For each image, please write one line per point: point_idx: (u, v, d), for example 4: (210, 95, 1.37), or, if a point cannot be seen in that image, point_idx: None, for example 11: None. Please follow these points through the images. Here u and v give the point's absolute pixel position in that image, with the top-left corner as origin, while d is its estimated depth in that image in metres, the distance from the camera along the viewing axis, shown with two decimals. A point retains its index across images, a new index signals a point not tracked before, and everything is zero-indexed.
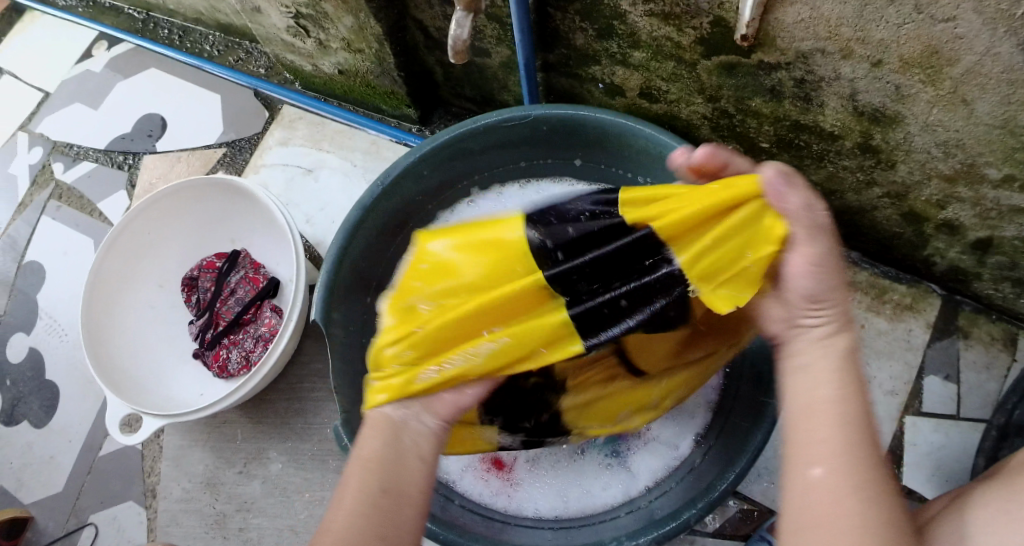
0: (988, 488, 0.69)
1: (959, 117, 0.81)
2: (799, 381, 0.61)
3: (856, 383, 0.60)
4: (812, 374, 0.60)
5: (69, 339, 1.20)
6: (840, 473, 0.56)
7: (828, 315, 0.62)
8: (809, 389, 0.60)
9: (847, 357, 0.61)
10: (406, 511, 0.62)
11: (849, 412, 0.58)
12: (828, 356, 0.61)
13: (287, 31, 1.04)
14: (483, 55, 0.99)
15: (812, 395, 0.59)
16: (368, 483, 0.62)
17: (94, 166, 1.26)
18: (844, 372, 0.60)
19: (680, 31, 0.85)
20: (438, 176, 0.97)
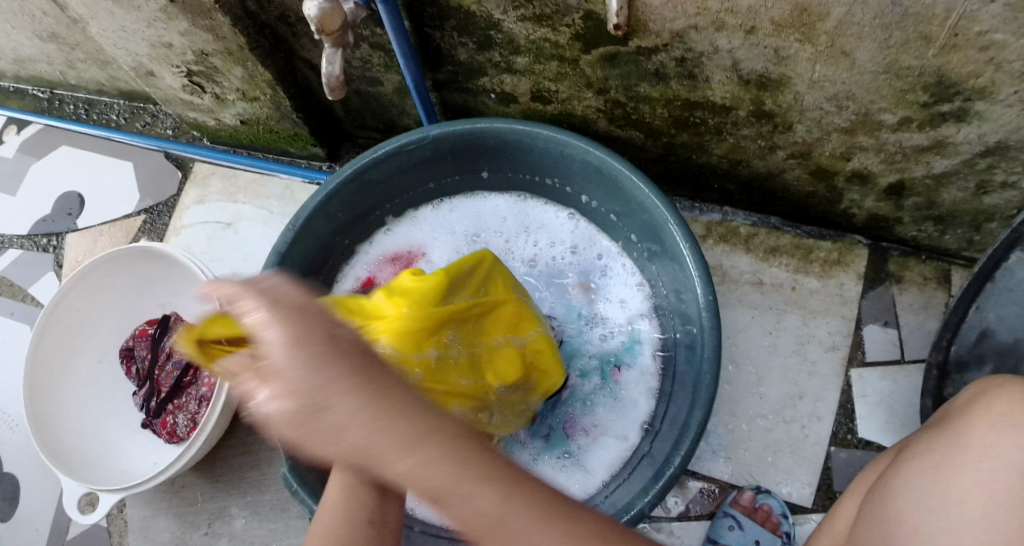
0: (930, 438, 0.70)
1: (843, 69, 0.83)
2: (450, 507, 0.54)
3: (445, 471, 0.53)
4: (455, 498, 0.53)
5: (20, 429, 1.19)
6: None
7: (374, 443, 0.53)
8: (478, 514, 0.54)
9: (444, 454, 0.54)
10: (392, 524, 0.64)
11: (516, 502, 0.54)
12: (427, 468, 0.53)
13: (183, 90, 1.04)
14: (375, 84, 0.99)
15: (426, 482, 0.54)
16: (354, 517, 0.62)
17: (19, 252, 1.25)
18: (445, 462, 0.54)
19: (556, 31, 0.86)
20: (348, 210, 0.97)
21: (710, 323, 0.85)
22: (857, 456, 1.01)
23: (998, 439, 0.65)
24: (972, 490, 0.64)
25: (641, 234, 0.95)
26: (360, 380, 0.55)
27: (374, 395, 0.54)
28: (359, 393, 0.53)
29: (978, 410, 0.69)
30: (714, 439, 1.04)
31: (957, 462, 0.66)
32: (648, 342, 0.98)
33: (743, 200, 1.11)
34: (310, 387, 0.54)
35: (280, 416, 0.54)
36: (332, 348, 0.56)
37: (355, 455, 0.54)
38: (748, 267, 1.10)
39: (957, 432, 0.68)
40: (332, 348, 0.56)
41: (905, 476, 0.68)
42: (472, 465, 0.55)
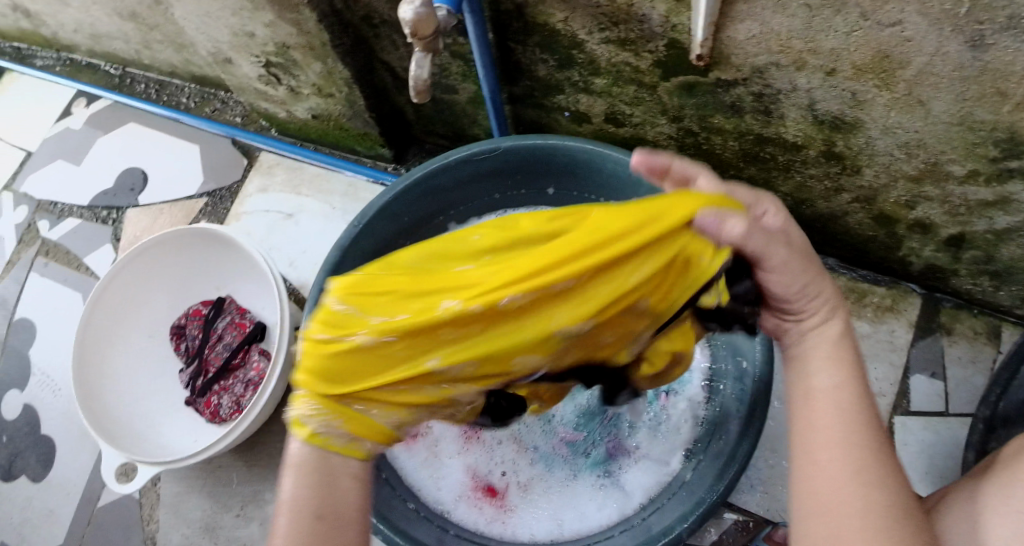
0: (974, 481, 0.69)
1: (917, 118, 0.83)
2: (796, 371, 0.67)
3: (839, 364, 0.65)
4: (821, 367, 0.65)
5: (63, 393, 1.21)
6: (837, 442, 0.62)
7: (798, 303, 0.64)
8: (822, 399, 0.64)
9: (841, 339, 0.66)
10: (345, 532, 0.59)
11: (847, 387, 0.64)
12: (823, 339, 0.66)
13: (259, 80, 1.06)
14: (450, 92, 1.01)
15: (808, 382, 0.65)
16: (303, 506, 0.58)
17: (79, 222, 1.28)
18: (841, 358, 0.66)
19: (638, 56, 0.87)
20: (411, 212, 0.98)
21: (762, 357, 0.85)
22: None
23: None
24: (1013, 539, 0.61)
25: None
26: (811, 263, 0.65)
27: (808, 256, 0.64)
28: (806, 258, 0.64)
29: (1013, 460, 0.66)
30: (753, 473, 1.02)
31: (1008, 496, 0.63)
32: (697, 369, 0.97)
33: None
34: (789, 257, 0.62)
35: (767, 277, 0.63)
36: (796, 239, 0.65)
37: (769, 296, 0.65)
38: None
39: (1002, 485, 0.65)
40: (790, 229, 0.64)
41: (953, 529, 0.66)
42: (844, 367, 0.65)
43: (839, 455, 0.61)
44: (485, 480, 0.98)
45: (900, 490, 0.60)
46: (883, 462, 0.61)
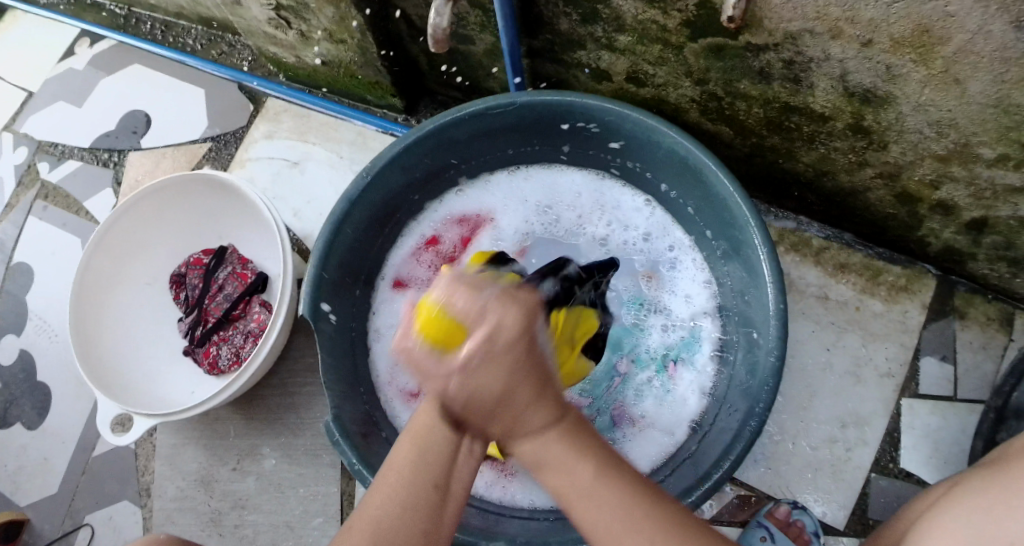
0: (981, 477, 0.69)
1: (951, 97, 0.80)
2: (551, 477, 0.60)
3: (582, 438, 0.61)
4: (554, 473, 0.60)
5: (60, 340, 1.19)
6: (610, 514, 0.59)
7: (522, 422, 0.59)
8: (590, 510, 0.59)
9: (569, 435, 0.60)
10: (449, 512, 0.60)
11: (605, 482, 0.60)
12: (547, 442, 0.60)
13: (269, 23, 1.02)
14: (467, 42, 0.97)
15: (558, 473, 0.60)
16: (416, 475, 0.60)
17: (80, 165, 1.25)
18: (567, 443, 0.60)
19: (666, 14, 0.83)
20: (423, 166, 0.96)
21: (776, 334, 0.82)
22: (897, 486, 0.99)
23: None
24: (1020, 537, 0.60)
25: (718, 232, 0.93)
26: (545, 379, 0.59)
27: (519, 362, 0.58)
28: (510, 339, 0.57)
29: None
30: (757, 448, 1.03)
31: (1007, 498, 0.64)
32: (707, 340, 0.96)
33: (821, 211, 1.08)
34: (495, 387, 0.57)
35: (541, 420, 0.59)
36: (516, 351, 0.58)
37: (496, 408, 0.58)
38: (814, 281, 1.08)
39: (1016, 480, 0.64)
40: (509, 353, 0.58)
41: (956, 519, 0.66)
42: (579, 445, 0.60)
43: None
44: None
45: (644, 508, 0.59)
46: (645, 512, 0.59)
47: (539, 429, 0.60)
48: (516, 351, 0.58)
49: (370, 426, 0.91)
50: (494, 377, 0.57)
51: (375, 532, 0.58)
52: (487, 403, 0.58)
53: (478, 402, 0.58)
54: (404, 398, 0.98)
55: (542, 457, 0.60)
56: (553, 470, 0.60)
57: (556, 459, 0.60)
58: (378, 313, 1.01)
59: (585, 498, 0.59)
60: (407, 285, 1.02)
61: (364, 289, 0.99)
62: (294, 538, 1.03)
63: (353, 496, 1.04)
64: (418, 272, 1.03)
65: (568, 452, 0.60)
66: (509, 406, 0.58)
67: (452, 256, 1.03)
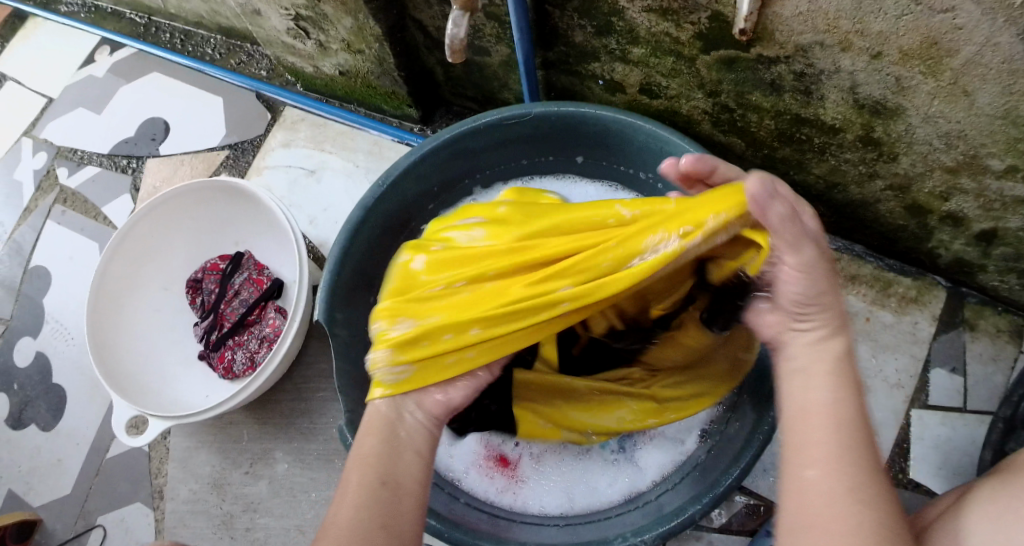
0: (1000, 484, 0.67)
1: (960, 108, 0.81)
2: (794, 385, 0.65)
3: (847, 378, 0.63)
4: (812, 416, 0.62)
5: (76, 343, 1.21)
6: (837, 459, 0.59)
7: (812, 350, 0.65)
8: (817, 442, 0.60)
9: (843, 356, 0.65)
10: (405, 501, 0.66)
11: (836, 429, 0.60)
12: (821, 354, 0.65)
13: (288, 33, 1.04)
14: (483, 54, 0.99)
15: (806, 400, 0.63)
16: (367, 477, 0.66)
17: (98, 171, 1.27)
18: (828, 364, 0.64)
19: (679, 27, 0.85)
20: (439, 175, 0.97)
21: None
22: (906, 497, 1.00)
23: None
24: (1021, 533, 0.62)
25: None
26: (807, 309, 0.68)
27: (824, 281, 0.66)
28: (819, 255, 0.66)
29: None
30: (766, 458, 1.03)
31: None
32: None
33: (831, 223, 1.09)
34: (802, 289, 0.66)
35: (815, 252, 0.65)
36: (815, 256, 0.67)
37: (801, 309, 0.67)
38: None
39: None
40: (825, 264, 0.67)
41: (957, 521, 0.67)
42: (843, 370, 0.64)
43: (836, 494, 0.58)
44: (497, 449, 0.96)
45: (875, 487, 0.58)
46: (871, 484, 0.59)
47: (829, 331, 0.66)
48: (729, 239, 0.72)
49: None
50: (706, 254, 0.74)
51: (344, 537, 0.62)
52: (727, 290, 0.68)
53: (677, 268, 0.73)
54: None
55: (801, 380, 0.64)
56: (800, 383, 0.64)
57: (814, 373, 0.64)
58: None
59: (814, 431, 0.61)
60: None
61: None
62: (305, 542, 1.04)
63: None
64: None
65: (822, 366, 0.64)
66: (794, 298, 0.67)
67: None
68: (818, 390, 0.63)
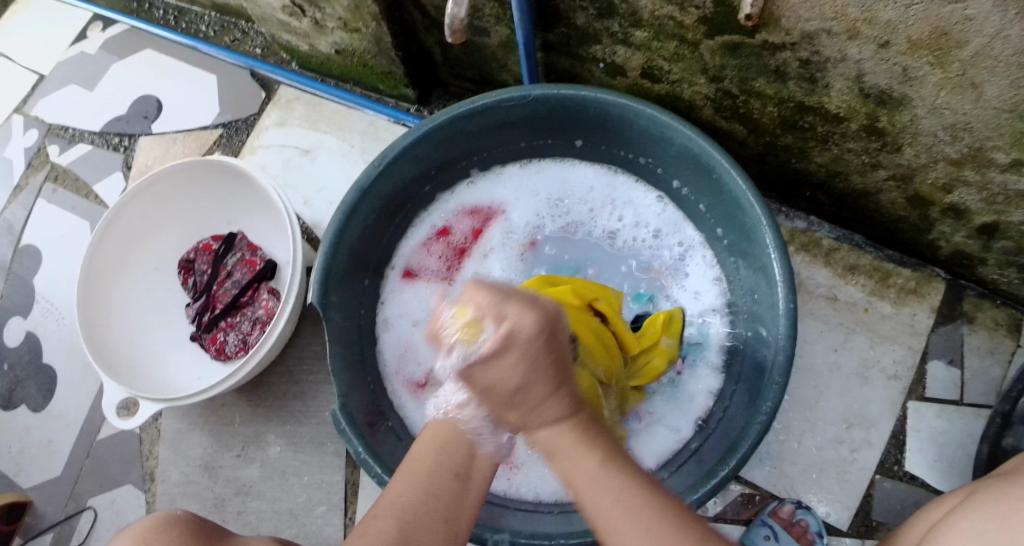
0: (1001, 486, 0.69)
1: (968, 100, 0.80)
2: (562, 464, 0.64)
3: (599, 446, 0.65)
4: (566, 455, 0.65)
5: (66, 323, 1.19)
6: (629, 524, 0.61)
7: (534, 415, 0.64)
8: (581, 471, 0.63)
9: (581, 432, 0.65)
10: (470, 499, 0.66)
11: (604, 471, 0.63)
12: (562, 437, 0.64)
13: (283, 10, 1.02)
14: (482, 34, 0.97)
15: (575, 472, 0.64)
16: (442, 466, 0.67)
17: (90, 149, 1.25)
18: (580, 437, 0.65)
19: (683, 11, 0.83)
20: (436, 157, 0.96)
21: (784, 333, 0.82)
22: (901, 489, 0.99)
23: None
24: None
25: (729, 230, 0.92)
26: (562, 377, 0.65)
27: (540, 372, 0.63)
28: (517, 350, 0.62)
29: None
30: (762, 447, 1.02)
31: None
32: (716, 338, 0.96)
33: (832, 212, 1.08)
34: (513, 380, 0.62)
35: (535, 347, 0.62)
36: (516, 356, 0.62)
37: (513, 399, 0.63)
38: (824, 282, 1.07)
39: None
40: (539, 356, 0.63)
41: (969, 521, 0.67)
42: (586, 438, 0.64)
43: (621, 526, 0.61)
44: None
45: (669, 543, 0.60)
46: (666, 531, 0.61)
47: (553, 421, 0.64)
48: (523, 354, 0.62)
49: (377, 415, 0.91)
50: (501, 371, 0.62)
51: (401, 515, 0.64)
52: (504, 398, 0.63)
53: (494, 396, 0.64)
54: (411, 389, 0.98)
55: (558, 454, 0.64)
56: (573, 469, 0.64)
57: (572, 452, 0.64)
58: (386, 303, 1.01)
59: (607, 502, 0.62)
60: (416, 276, 1.03)
61: (372, 279, 0.99)
62: (297, 527, 1.03)
63: (356, 485, 1.04)
64: (428, 262, 1.03)
65: (559, 445, 0.64)
66: (520, 405, 0.64)
67: (463, 247, 1.04)
68: (590, 458, 0.64)
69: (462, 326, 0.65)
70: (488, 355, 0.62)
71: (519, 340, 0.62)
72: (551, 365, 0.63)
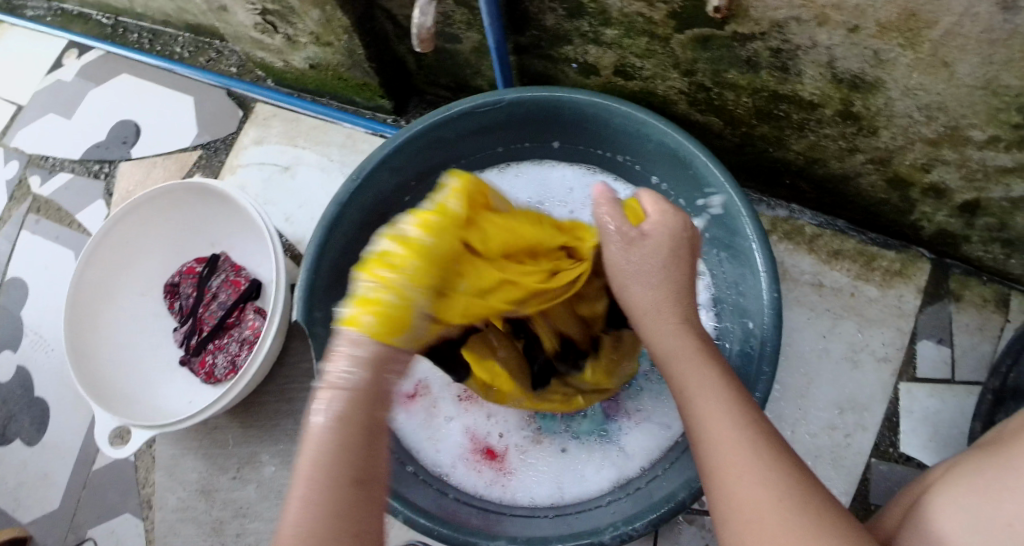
0: (982, 458, 0.69)
1: (940, 80, 0.80)
2: (692, 392, 0.65)
3: (734, 385, 0.66)
4: (698, 392, 0.65)
5: (56, 354, 1.19)
6: (755, 473, 0.59)
7: (656, 308, 0.70)
8: (716, 409, 0.63)
9: (704, 348, 0.68)
10: (377, 505, 0.51)
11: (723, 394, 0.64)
12: (687, 345, 0.68)
13: (256, 28, 1.02)
14: (454, 41, 0.97)
15: (707, 411, 0.63)
16: (337, 468, 0.50)
17: (71, 177, 1.25)
18: (709, 365, 0.67)
19: (651, 6, 0.83)
20: (415, 167, 0.96)
21: (770, 323, 0.83)
22: (898, 471, 1.00)
23: None
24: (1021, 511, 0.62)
25: (710, 223, 0.92)
26: (685, 287, 0.72)
27: (671, 269, 0.72)
28: (666, 237, 0.72)
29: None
30: None
31: (1004, 486, 0.64)
32: (703, 332, 0.97)
33: (812, 199, 1.08)
34: (652, 260, 0.71)
35: (654, 246, 0.72)
36: (655, 244, 0.72)
37: (642, 278, 0.71)
38: (809, 269, 1.08)
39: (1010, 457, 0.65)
40: (670, 258, 0.72)
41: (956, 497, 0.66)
42: (718, 378, 0.66)
43: (740, 461, 0.60)
44: (483, 442, 0.96)
45: (798, 492, 0.58)
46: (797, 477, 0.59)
47: (675, 323, 0.70)
48: (665, 243, 0.72)
49: None
50: (639, 251, 0.71)
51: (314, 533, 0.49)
52: (637, 273, 0.71)
53: (627, 269, 0.72)
54: (400, 400, 0.98)
55: (689, 385, 0.66)
56: (697, 397, 0.65)
57: (704, 382, 0.65)
58: None
59: (733, 438, 0.61)
60: None
61: None
62: None
63: None
64: None
65: (698, 370, 0.66)
66: (647, 289, 0.71)
67: None
68: (721, 401, 0.64)
69: (621, 215, 0.75)
70: (631, 237, 0.72)
71: (666, 240, 0.73)
72: (677, 268, 0.72)
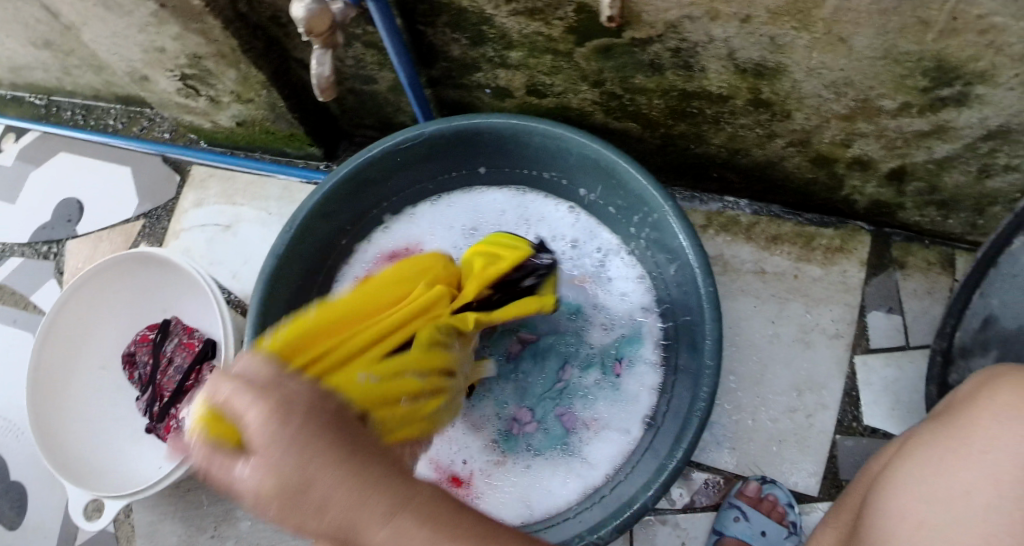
0: (936, 427, 0.70)
1: (841, 56, 0.81)
2: None
3: (461, 535, 0.56)
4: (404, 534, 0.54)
5: (26, 437, 1.19)
6: None
7: (353, 516, 0.53)
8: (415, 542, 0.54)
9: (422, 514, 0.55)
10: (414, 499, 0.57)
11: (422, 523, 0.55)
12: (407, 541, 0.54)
13: (178, 93, 1.04)
14: (370, 82, 0.99)
15: None
16: (375, 488, 0.55)
17: (21, 261, 1.25)
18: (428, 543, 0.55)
19: (548, 25, 0.85)
20: (347, 210, 0.97)
21: (710, 318, 0.84)
22: (864, 444, 1.00)
23: (1002, 432, 0.64)
24: (977, 482, 0.63)
25: (642, 226, 0.94)
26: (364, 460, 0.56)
27: (345, 458, 0.56)
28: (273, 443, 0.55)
29: (984, 400, 0.67)
30: (720, 430, 1.03)
31: (962, 453, 0.65)
32: (649, 334, 0.98)
33: (743, 188, 1.10)
34: (291, 467, 0.55)
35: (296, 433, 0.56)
36: (281, 441, 0.56)
37: (298, 495, 0.54)
38: (749, 257, 1.09)
39: (964, 427, 0.67)
40: (317, 443, 0.56)
41: (911, 469, 0.67)
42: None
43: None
44: (449, 470, 0.96)
45: None
46: None
47: (387, 515, 0.54)
48: (298, 425, 0.56)
49: None
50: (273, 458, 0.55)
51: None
52: (285, 498, 0.55)
53: (282, 493, 0.55)
54: None
55: None
56: None
57: None
58: None
59: None
60: None
61: None
62: None
63: None
64: None
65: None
66: (307, 498, 0.54)
67: None
68: None
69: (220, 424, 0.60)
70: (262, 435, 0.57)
71: (272, 423, 0.56)
72: (323, 442, 0.56)
